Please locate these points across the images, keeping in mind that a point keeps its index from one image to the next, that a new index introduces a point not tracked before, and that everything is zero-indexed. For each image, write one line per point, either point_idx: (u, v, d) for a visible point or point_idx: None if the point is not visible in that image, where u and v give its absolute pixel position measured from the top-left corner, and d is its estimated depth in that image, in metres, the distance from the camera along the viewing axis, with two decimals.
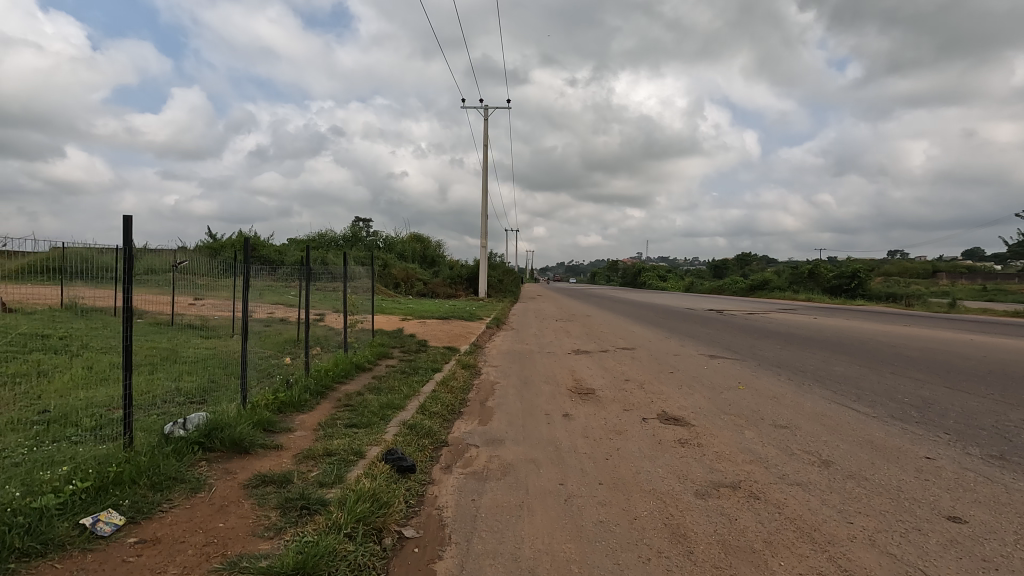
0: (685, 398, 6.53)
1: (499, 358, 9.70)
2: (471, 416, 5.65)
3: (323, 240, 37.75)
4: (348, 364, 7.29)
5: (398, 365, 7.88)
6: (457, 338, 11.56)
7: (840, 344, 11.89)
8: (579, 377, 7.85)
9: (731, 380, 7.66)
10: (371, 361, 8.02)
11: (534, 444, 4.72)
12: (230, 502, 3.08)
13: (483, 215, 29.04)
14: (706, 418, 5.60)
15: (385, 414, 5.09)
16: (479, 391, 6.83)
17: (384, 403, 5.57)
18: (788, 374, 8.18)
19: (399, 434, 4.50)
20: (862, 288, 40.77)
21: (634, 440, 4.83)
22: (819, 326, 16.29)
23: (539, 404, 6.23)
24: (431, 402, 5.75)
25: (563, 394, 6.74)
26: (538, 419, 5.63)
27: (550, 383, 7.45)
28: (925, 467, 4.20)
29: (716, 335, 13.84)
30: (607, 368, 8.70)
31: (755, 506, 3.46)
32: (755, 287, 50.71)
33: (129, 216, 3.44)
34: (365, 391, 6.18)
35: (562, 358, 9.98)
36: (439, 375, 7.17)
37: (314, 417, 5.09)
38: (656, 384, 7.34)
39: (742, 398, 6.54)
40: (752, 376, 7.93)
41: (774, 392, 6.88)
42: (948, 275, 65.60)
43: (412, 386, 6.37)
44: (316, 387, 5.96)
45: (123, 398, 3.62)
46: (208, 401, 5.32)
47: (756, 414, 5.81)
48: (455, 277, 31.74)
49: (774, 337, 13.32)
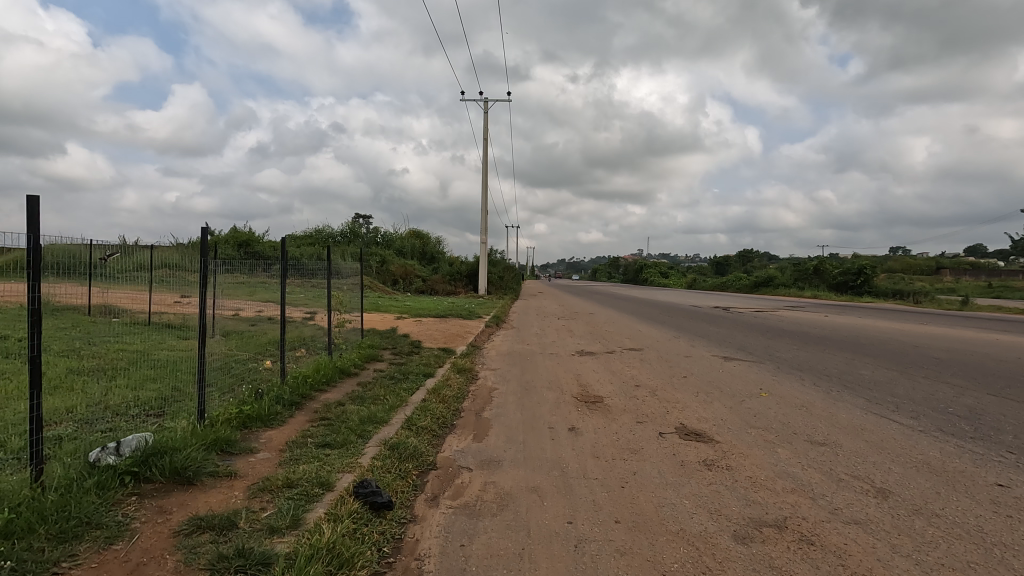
0: (703, 408, 5.86)
1: (498, 361, 9.03)
2: (464, 430, 5.00)
3: (321, 237, 37.22)
4: (332, 368, 6.62)
5: (388, 369, 7.21)
6: (454, 338, 10.89)
7: (860, 345, 11.20)
8: (586, 383, 7.20)
9: (752, 385, 7.00)
10: (358, 365, 7.35)
11: (536, 467, 4.06)
12: (150, 560, 2.42)
13: (484, 211, 28.46)
14: (730, 434, 4.93)
15: (364, 431, 4.42)
16: (475, 399, 6.17)
17: (365, 415, 4.90)
18: (813, 378, 7.51)
19: (377, 458, 3.83)
20: (869, 284, 39.96)
21: (652, 463, 4.16)
22: (832, 325, 15.57)
23: (541, 415, 5.58)
24: (419, 414, 5.08)
25: (569, 403, 6.08)
26: (541, 434, 4.95)
27: (553, 389, 6.77)
28: (1001, 498, 3.53)
29: (727, 334, 13.15)
30: (615, 372, 8.02)
31: (810, 555, 2.80)
32: (758, 284, 49.94)
33: (33, 198, 2.86)
34: (346, 401, 5.51)
35: (566, 360, 9.31)
36: (431, 382, 6.50)
37: (283, 434, 4.42)
38: (669, 392, 6.66)
39: (767, 408, 5.87)
40: (774, 381, 7.26)
41: (801, 400, 6.21)
42: (953, 271, 64.89)
43: (399, 395, 5.70)
44: (290, 397, 5.30)
45: (33, 421, 2.97)
46: (164, 415, 4.66)
47: (787, 428, 5.14)
48: (455, 274, 31.15)
49: (787, 337, 12.63)
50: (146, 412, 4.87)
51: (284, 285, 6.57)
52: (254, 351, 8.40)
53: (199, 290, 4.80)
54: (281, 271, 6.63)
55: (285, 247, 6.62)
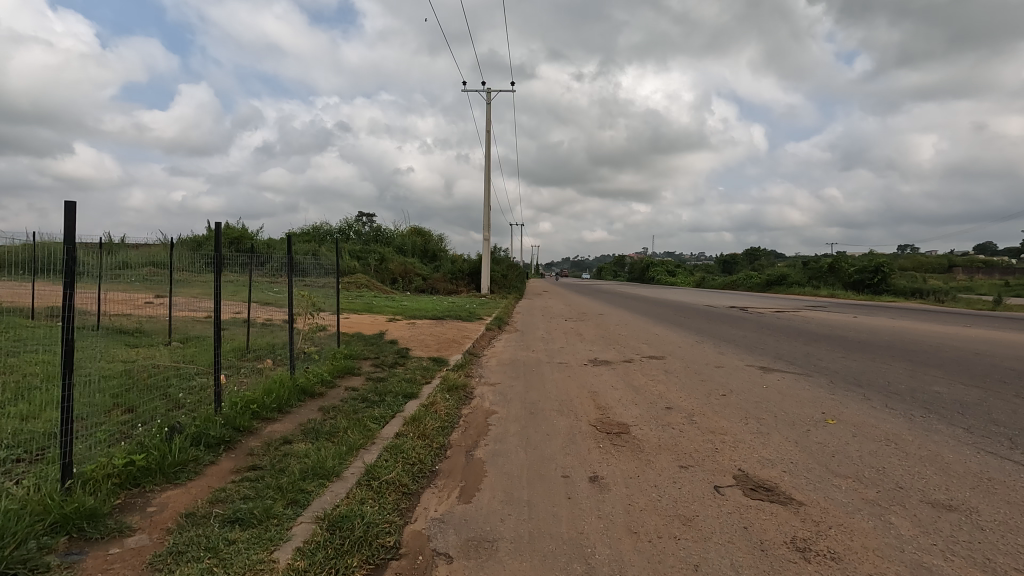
0: (762, 444, 4.52)
1: (498, 373, 7.68)
2: (447, 482, 3.69)
3: (319, 235, 36.11)
4: (288, 388, 5.28)
5: (362, 387, 5.89)
6: (449, 344, 9.56)
7: (913, 352, 9.78)
8: (604, 404, 5.85)
9: (812, 409, 5.66)
10: (327, 382, 6.00)
11: (547, 555, 2.73)
12: None
13: (488, 207, 27.18)
14: (813, 489, 3.59)
15: (300, 492, 3.11)
16: (467, 429, 4.87)
17: (311, 462, 3.57)
18: (882, 399, 6.14)
19: (304, 551, 2.52)
20: (887, 283, 38.37)
21: (718, 546, 2.83)
22: (865, 328, 14.15)
23: (551, 455, 4.25)
24: (386, 461, 3.74)
25: (586, 436, 4.75)
26: (553, 488, 3.62)
27: (566, 415, 5.42)
28: None
29: (754, 339, 11.74)
30: (638, 389, 6.68)
31: None
32: (771, 283, 48.34)
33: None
34: (295, 436, 4.19)
35: (578, 371, 7.96)
36: (411, 406, 5.17)
37: (187, 495, 3.12)
38: (712, 418, 5.31)
39: (845, 444, 4.52)
40: (836, 403, 5.90)
41: (885, 432, 4.85)
42: (970, 270, 62.99)
43: (366, 429, 4.37)
44: (217, 433, 3.98)
45: None
46: (27, 466, 3.37)
47: (887, 477, 3.79)
48: (457, 272, 29.85)
49: (825, 342, 11.22)
50: (12, 459, 3.57)
51: (217, 290, 4.76)
52: (209, 361, 7.10)
53: (62, 288, 3.27)
54: (213, 267, 4.87)
55: (219, 232, 4.78)
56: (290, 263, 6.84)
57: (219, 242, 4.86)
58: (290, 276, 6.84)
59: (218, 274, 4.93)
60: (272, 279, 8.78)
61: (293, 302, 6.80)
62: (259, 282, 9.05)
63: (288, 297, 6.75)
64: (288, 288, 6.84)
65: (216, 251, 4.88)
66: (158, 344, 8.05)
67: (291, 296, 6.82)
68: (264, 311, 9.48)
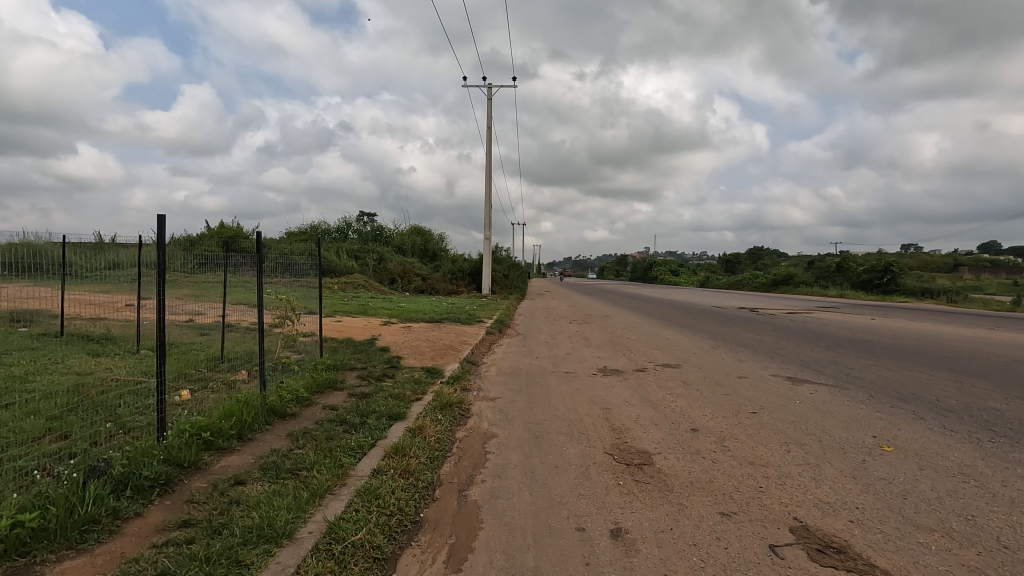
0: (816, 482, 3.77)
1: (498, 385, 6.93)
2: (433, 538, 2.94)
3: (317, 234, 35.40)
4: (253, 409, 4.52)
5: (341, 406, 5.14)
6: (445, 351, 8.80)
7: (948, 360, 9.01)
8: (620, 425, 5.10)
9: (861, 433, 4.90)
10: (303, 400, 5.24)
11: None
12: None
13: (489, 205, 26.46)
14: (897, 551, 2.84)
15: (234, 568, 2.37)
16: (461, 461, 4.11)
17: (260, 516, 2.83)
18: (936, 418, 5.38)
19: None
20: (896, 282, 37.57)
21: None
22: (887, 331, 13.35)
23: (562, 496, 3.50)
24: (356, 513, 3.00)
25: (602, 470, 3.99)
26: (568, 548, 2.87)
27: (577, 440, 4.67)
28: None
29: (772, 344, 10.98)
30: (657, 406, 5.93)
31: None
32: (777, 283, 47.54)
33: None
34: (249, 475, 3.44)
35: (587, 383, 7.20)
36: (395, 432, 4.42)
37: (86, 569, 2.38)
38: (749, 445, 4.55)
39: (915, 482, 3.76)
40: (886, 425, 5.15)
41: (957, 465, 4.10)
42: (978, 269, 62.07)
43: (338, 464, 3.62)
44: (151, 474, 3.23)
45: None
46: None
47: (984, 532, 3.04)
48: (457, 272, 29.07)
49: (849, 348, 10.46)
50: None
51: (159, 296, 3.95)
52: (174, 373, 6.35)
53: None
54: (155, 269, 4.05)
55: (163, 226, 3.79)
56: (258, 260, 5.70)
57: (161, 233, 3.77)
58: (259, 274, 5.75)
59: (162, 277, 4.10)
60: (250, 280, 8.00)
61: (262, 302, 5.76)
62: (237, 283, 8.30)
63: (256, 298, 5.72)
64: (256, 289, 5.80)
65: (159, 251, 3.97)
66: (125, 353, 7.29)
67: (259, 296, 5.73)
68: (243, 314, 8.70)
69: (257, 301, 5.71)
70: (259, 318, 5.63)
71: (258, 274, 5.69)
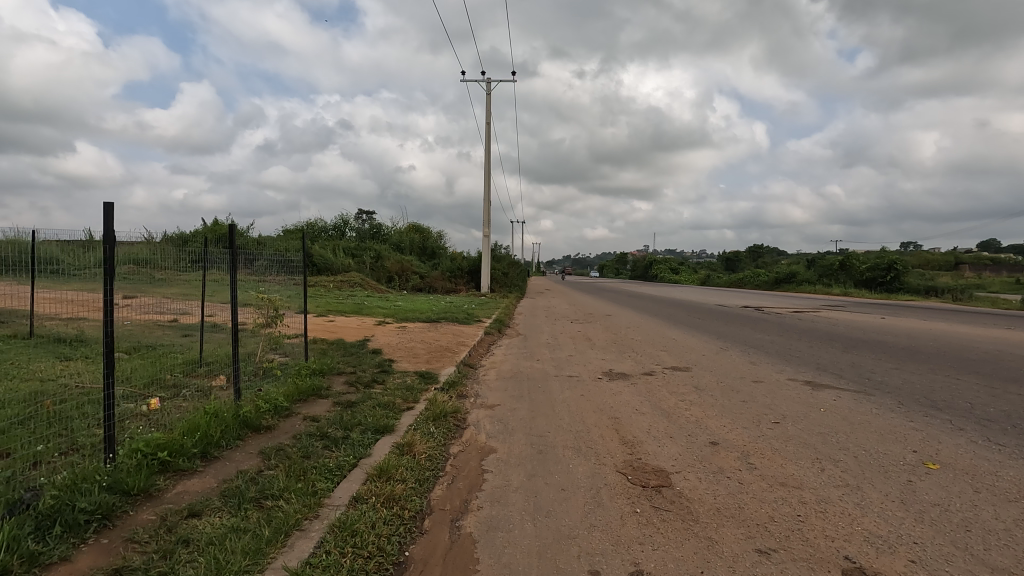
0: (861, 510, 3.28)
1: (496, 391, 6.44)
2: None
3: (313, 232, 34.88)
4: (221, 423, 4.02)
5: (323, 417, 4.65)
6: (441, 353, 8.30)
7: (971, 362, 8.54)
8: (632, 439, 4.62)
9: (899, 448, 4.41)
10: (282, 411, 4.74)
11: None
12: None
13: (487, 203, 25.97)
14: None
15: None
16: (455, 484, 3.62)
17: (205, 565, 2.33)
18: (979, 430, 4.88)
19: None
20: (900, 280, 37.08)
21: None
22: (900, 331, 12.86)
23: (571, 529, 3.02)
24: (324, 557, 2.50)
25: (615, 494, 3.51)
26: None
27: (585, 457, 4.18)
28: None
29: (784, 345, 10.50)
30: (671, 415, 5.45)
31: None
32: (779, 281, 47.09)
33: None
34: (204, 505, 2.95)
35: (592, 388, 6.71)
36: (381, 448, 3.92)
37: None
38: (778, 462, 4.06)
39: (975, 509, 3.28)
40: (924, 438, 4.66)
41: (1017, 488, 3.61)
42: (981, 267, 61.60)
43: (310, 491, 3.13)
44: (86, 507, 2.74)
45: None
46: None
47: None
48: (456, 270, 28.55)
49: (864, 349, 10.00)
50: None
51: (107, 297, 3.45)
52: (145, 380, 5.86)
53: None
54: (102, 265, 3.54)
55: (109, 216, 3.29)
56: (231, 254, 5.18)
57: (109, 223, 3.27)
58: (234, 272, 5.24)
59: (111, 275, 3.60)
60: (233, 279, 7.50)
61: (236, 302, 5.24)
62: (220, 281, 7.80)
63: (231, 298, 5.20)
64: (231, 288, 5.29)
65: (105, 244, 3.45)
66: (97, 357, 6.80)
67: (233, 295, 5.21)
68: (227, 315, 8.21)
69: (230, 301, 5.18)
70: (233, 319, 5.11)
71: (232, 269, 5.17)
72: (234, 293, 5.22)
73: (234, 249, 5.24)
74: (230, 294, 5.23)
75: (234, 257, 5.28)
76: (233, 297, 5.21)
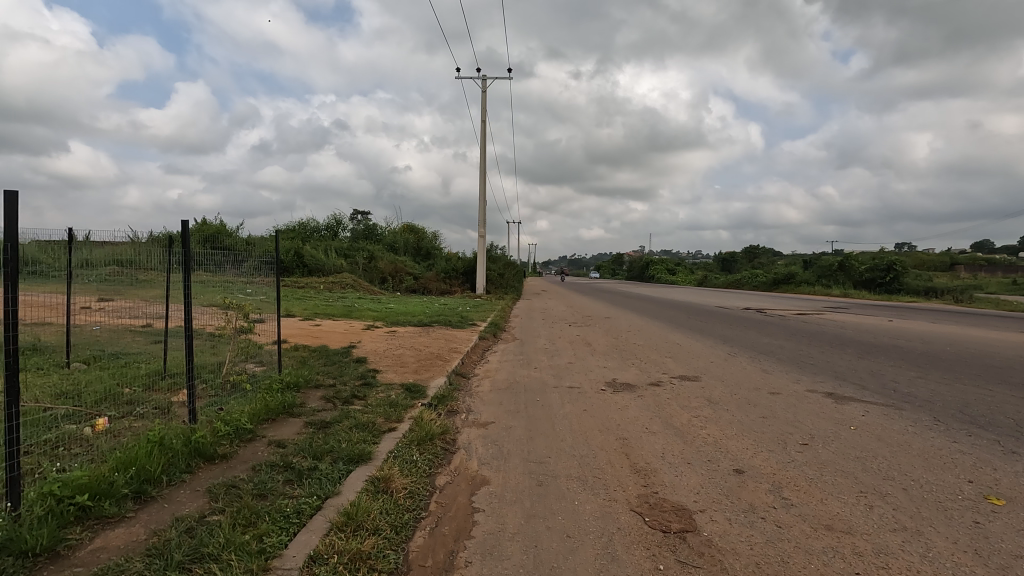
0: (929, 564, 2.71)
1: (490, 405, 5.84)
2: None
3: (305, 232, 34.23)
4: (165, 454, 3.41)
5: (290, 442, 4.04)
6: (431, 362, 7.67)
7: (996, 370, 8.01)
8: (645, 467, 4.04)
9: (952, 477, 3.84)
10: (243, 435, 4.13)
11: None
12: None
13: (483, 202, 25.37)
14: None
15: None
16: (440, 529, 3.03)
17: None
18: None
19: None
20: (899, 282, 36.72)
21: None
22: (911, 335, 12.36)
23: None
24: None
25: (630, 542, 2.93)
26: None
27: (593, 491, 3.60)
28: None
29: (794, 351, 9.94)
30: (685, 435, 4.86)
31: None
32: (776, 282, 46.68)
33: None
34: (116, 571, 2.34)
35: (595, 402, 6.12)
36: (351, 484, 3.32)
37: None
38: (817, 498, 3.48)
39: None
40: (977, 465, 4.09)
41: None
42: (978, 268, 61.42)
43: (254, 548, 2.53)
44: None
45: None
46: None
47: None
48: (451, 271, 27.88)
49: (879, 355, 9.47)
50: None
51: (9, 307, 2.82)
52: (98, 395, 5.23)
53: None
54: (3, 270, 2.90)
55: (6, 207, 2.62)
56: (185, 254, 4.50)
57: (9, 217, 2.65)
58: (187, 274, 4.56)
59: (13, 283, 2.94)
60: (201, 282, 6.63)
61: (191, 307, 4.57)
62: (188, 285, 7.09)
63: (185, 304, 4.54)
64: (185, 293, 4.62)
65: (5, 245, 2.85)
66: (51, 369, 6.17)
67: (187, 300, 4.55)
68: None
69: (182, 307, 4.52)
70: (186, 329, 4.44)
71: (185, 269, 4.55)
72: (188, 297, 4.58)
73: (188, 246, 4.56)
74: (182, 298, 4.59)
75: (188, 256, 4.59)
76: (187, 303, 4.56)
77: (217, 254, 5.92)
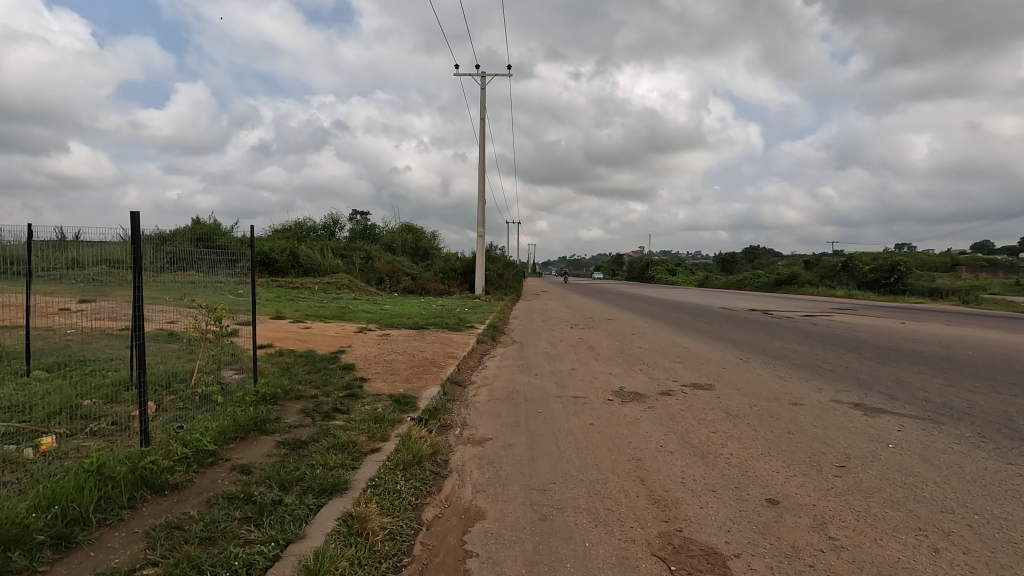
0: None
1: (486, 419, 5.31)
2: None
3: (302, 231, 33.77)
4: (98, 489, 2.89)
5: (255, 468, 3.51)
6: (424, 369, 7.13)
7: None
8: (664, 496, 3.51)
9: (1020, 510, 3.32)
10: (204, 459, 3.61)
11: None
12: None
13: (481, 201, 24.86)
14: None
15: None
16: None
17: None
18: None
19: None
20: (903, 282, 36.20)
21: None
22: (929, 339, 11.80)
23: None
24: None
25: None
26: None
27: (605, 529, 3.07)
28: None
29: (808, 355, 9.42)
30: (705, 455, 4.33)
31: None
32: (778, 283, 46.19)
33: None
34: None
35: (600, 414, 5.60)
36: (318, 525, 2.78)
37: None
38: (870, 539, 2.95)
39: None
40: None
41: None
42: (981, 269, 60.89)
43: None
44: None
45: None
46: None
47: None
48: (449, 271, 27.07)
49: (899, 360, 8.94)
50: None
51: None
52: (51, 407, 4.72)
53: None
54: None
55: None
56: (136, 253, 3.96)
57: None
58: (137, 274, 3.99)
59: None
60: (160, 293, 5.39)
61: (142, 313, 4.02)
62: None
63: (137, 310, 4.00)
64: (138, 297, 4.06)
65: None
66: (8, 378, 5.66)
67: (138, 304, 4.00)
68: None
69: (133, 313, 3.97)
70: (137, 339, 3.91)
71: (134, 268, 3.98)
72: (138, 300, 4.01)
73: (137, 241, 3.98)
74: (133, 304, 4.02)
75: (137, 254, 4.01)
76: (138, 306, 4.00)
77: (211, 254, 5.59)
